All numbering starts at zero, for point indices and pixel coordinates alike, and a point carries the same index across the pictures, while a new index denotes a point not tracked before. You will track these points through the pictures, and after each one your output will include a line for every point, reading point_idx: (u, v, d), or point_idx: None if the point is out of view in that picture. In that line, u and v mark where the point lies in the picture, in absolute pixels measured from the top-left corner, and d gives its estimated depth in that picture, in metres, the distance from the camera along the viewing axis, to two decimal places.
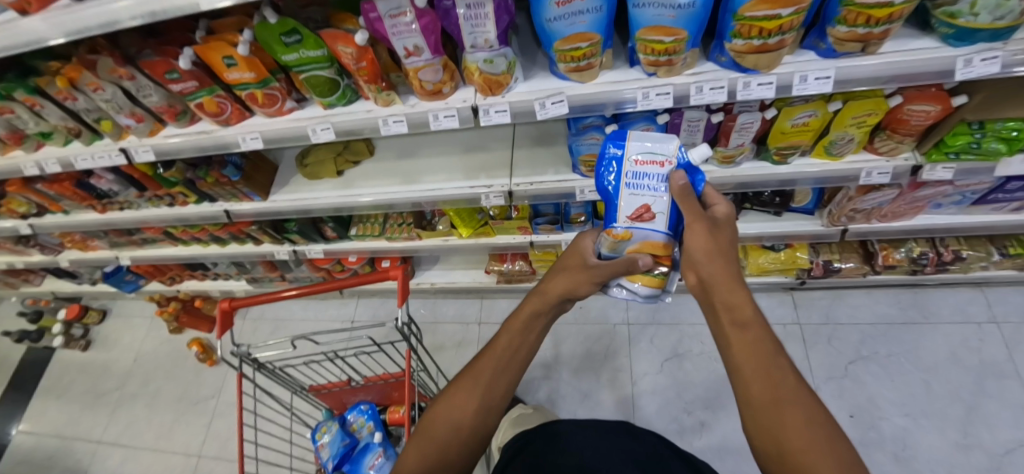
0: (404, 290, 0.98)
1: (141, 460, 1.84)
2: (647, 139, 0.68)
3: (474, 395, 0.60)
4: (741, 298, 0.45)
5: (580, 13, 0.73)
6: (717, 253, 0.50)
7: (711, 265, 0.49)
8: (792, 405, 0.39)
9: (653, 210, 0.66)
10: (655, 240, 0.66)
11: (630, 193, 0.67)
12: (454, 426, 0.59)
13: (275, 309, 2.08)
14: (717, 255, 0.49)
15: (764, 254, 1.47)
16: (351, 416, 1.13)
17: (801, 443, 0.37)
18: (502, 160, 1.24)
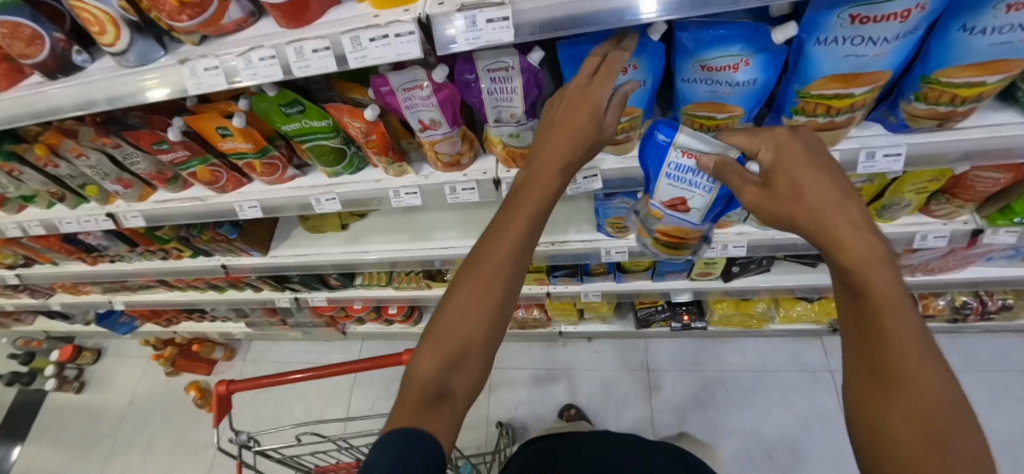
0: None
1: None
2: (702, 137, 0.62)
3: (487, 288, 0.46)
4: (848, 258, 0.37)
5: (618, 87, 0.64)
6: (830, 192, 0.41)
7: (821, 206, 0.41)
8: (906, 391, 0.33)
9: (689, 203, 0.70)
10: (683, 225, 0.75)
11: (669, 185, 0.68)
12: (467, 331, 0.45)
13: (276, 350, 1.99)
14: (829, 192, 0.41)
15: (795, 304, 1.38)
16: None
17: (903, 434, 0.32)
18: None
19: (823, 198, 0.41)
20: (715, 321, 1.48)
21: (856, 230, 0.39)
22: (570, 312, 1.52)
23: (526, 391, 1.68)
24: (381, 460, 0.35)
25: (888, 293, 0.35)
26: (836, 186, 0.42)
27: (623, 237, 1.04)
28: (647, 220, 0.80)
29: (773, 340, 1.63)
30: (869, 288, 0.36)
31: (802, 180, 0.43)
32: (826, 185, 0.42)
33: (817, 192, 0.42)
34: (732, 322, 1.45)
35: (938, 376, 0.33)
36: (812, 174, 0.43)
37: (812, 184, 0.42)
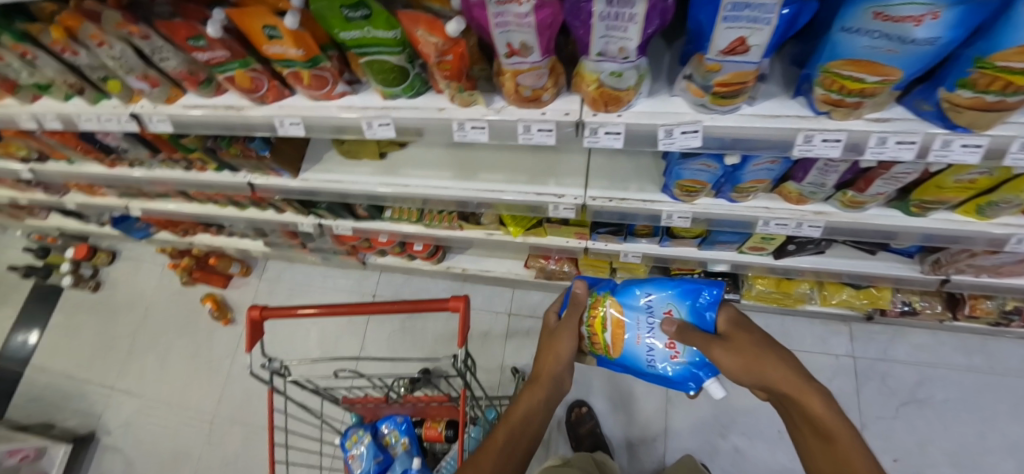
0: (463, 329, 0.81)
1: (157, 412, 1.83)
2: None
3: (520, 422, 0.74)
4: (820, 407, 0.62)
5: (650, 347, 0.81)
6: (807, 384, 0.64)
7: (797, 390, 0.64)
8: (852, 454, 0.58)
9: (749, 43, 0.54)
10: (746, 70, 0.58)
11: (726, 26, 0.52)
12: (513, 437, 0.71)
13: (293, 273, 1.97)
14: (791, 382, 0.65)
15: (841, 289, 1.31)
16: (384, 428, 1.07)
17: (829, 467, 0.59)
18: (573, 165, 1.05)
19: (809, 407, 0.63)
20: (749, 296, 1.40)
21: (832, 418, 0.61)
22: (602, 269, 1.42)
23: None
24: (810, 420, 0.62)
25: (829, 419, 0.62)
26: (777, 372, 0.65)
27: (689, 201, 0.96)
28: (696, 78, 0.62)
29: (801, 321, 1.57)
30: (815, 422, 0.62)
31: (770, 356, 0.67)
32: (791, 373, 0.65)
33: (775, 382, 0.65)
34: (767, 298, 1.39)
35: (860, 451, 0.59)
36: (780, 359, 0.67)
37: (729, 363, 0.68)
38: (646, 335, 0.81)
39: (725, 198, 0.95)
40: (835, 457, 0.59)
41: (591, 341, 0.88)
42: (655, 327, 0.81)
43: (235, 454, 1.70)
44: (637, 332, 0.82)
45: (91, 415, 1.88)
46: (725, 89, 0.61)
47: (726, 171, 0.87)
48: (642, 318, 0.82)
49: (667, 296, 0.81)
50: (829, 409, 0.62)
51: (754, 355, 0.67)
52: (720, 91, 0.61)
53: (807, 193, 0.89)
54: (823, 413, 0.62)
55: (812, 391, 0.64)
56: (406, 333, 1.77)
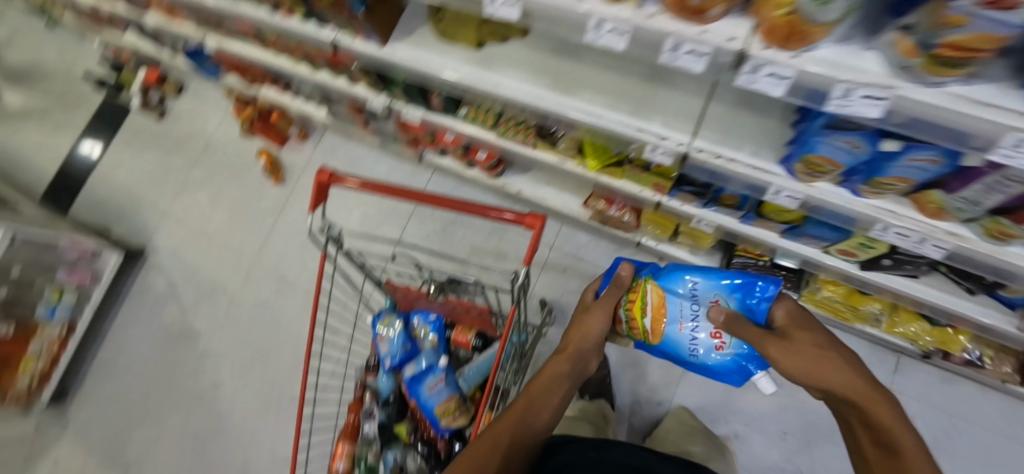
0: (533, 247, 0.77)
1: (202, 246, 1.95)
2: None
3: (543, 387, 0.82)
4: (890, 418, 0.61)
5: (693, 335, 0.88)
6: (876, 393, 0.64)
7: (864, 397, 0.64)
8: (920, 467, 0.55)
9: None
10: (998, 37, 0.42)
11: None
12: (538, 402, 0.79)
13: (347, 149, 1.95)
14: (857, 387, 0.65)
15: (915, 321, 1.21)
16: (416, 320, 1.08)
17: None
18: (687, 108, 0.93)
19: (876, 416, 0.62)
20: (809, 298, 1.31)
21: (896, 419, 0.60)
22: (664, 229, 1.33)
23: (576, 283, 1.63)
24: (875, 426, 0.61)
25: (897, 429, 0.59)
26: (841, 375, 0.66)
27: (806, 181, 0.84)
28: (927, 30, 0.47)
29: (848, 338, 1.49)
30: (879, 430, 0.61)
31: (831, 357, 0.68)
32: (852, 374, 0.66)
33: (837, 385, 0.66)
34: (828, 307, 1.30)
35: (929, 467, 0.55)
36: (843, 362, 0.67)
37: (785, 358, 0.71)
38: (689, 323, 0.88)
39: (850, 189, 0.83)
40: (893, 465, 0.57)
41: (632, 326, 0.96)
42: (699, 319, 0.88)
43: (266, 302, 1.82)
44: (677, 320, 0.89)
45: (144, 232, 2.01)
46: (950, 56, 0.46)
47: (871, 158, 0.73)
48: (685, 308, 0.89)
49: (713, 289, 0.87)
50: (893, 414, 0.61)
51: (818, 356, 0.69)
52: (942, 55, 0.47)
53: (951, 207, 0.76)
54: (889, 423, 0.60)
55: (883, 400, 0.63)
56: (445, 238, 1.77)
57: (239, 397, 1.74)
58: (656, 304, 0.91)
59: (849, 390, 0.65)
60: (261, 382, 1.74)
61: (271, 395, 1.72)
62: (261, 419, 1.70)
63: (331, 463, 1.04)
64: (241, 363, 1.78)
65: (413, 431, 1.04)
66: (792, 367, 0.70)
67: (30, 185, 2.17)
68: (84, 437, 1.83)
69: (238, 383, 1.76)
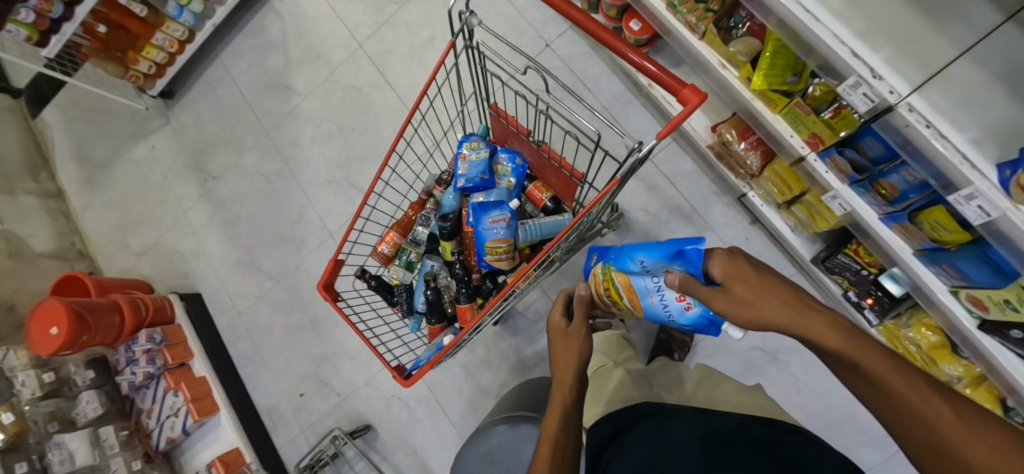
0: (673, 125, 0.68)
1: (321, 8, 1.92)
2: None
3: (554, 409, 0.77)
4: (871, 350, 0.49)
5: (665, 303, 0.86)
6: (824, 322, 0.54)
7: (819, 331, 0.53)
8: (952, 426, 0.42)
9: None
10: None
11: None
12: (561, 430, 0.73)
13: None
14: (812, 322, 0.54)
15: (988, 403, 1.05)
16: (502, 157, 1.06)
17: (929, 425, 0.43)
18: (928, 53, 0.74)
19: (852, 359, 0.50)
20: (887, 330, 1.21)
21: (881, 353, 0.49)
22: (785, 191, 1.18)
23: (654, 207, 1.54)
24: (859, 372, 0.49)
25: (883, 365, 0.48)
26: (785, 308, 0.57)
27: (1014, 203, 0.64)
28: None
29: None
30: (866, 373, 0.49)
31: (775, 299, 0.59)
32: (797, 315, 0.56)
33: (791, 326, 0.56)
34: (903, 348, 1.18)
35: (950, 416, 0.43)
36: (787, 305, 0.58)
37: (737, 314, 0.63)
38: (656, 294, 0.87)
39: None
40: (913, 414, 0.45)
41: (619, 303, 0.98)
42: (661, 288, 0.86)
43: (360, 89, 1.84)
44: (646, 293, 0.89)
45: None
46: None
47: None
48: (647, 287, 0.88)
49: (661, 262, 0.86)
50: (874, 347, 0.49)
51: (768, 303, 0.59)
52: None
53: None
54: (869, 359, 0.49)
55: (848, 329, 0.52)
56: None
57: (311, 161, 1.87)
58: (616, 278, 0.95)
59: (800, 330, 0.55)
60: (333, 158, 1.85)
61: (337, 173, 1.83)
62: (322, 190, 1.85)
63: (377, 244, 1.12)
64: (322, 134, 1.87)
65: (456, 252, 1.09)
66: (744, 317, 0.62)
67: None
68: (180, 136, 2.07)
69: (314, 150, 1.88)
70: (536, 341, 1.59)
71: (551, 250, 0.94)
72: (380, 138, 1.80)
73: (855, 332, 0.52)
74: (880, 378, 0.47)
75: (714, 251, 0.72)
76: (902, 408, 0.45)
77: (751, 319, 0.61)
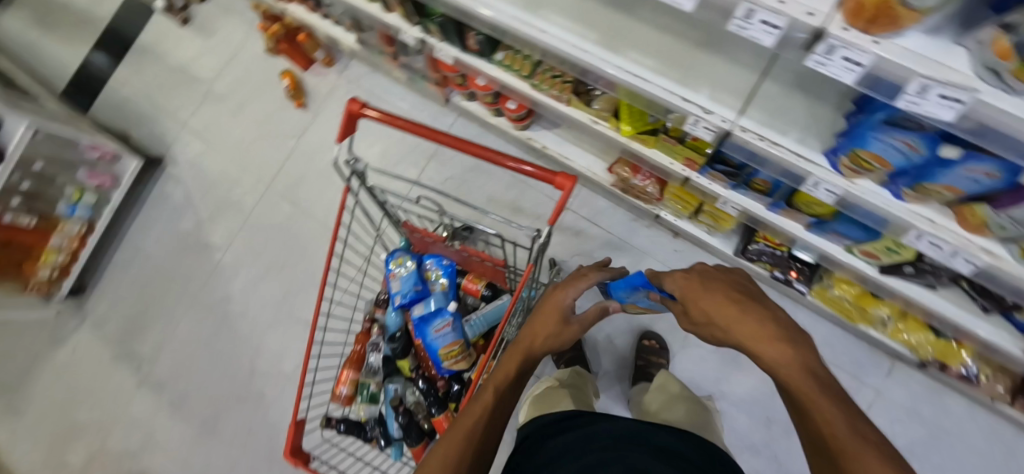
0: (559, 208, 0.75)
1: (219, 161, 1.95)
2: None
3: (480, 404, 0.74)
4: (811, 377, 0.54)
5: None
6: (783, 335, 0.58)
7: (777, 342, 0.57)
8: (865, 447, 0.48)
9: None
10: None
11: None
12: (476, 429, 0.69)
13: (372, 80, 1.89)
14: (769, 334, 0.58)
15: (921, 330, 1.20)
16: (429, 263, 1.10)
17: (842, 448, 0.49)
18: (738, 84, 0.88)
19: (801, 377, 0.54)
20: (818, 294, 1.32)
21: (811, 381, 0.54)
22: (687, 205, 1.31)
23: (587, 247, 1.63)
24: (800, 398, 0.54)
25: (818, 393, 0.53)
26: (755, 317, 0.60)
27: (849, 177, 0.81)
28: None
29: (849, 337, 1.50)
30: (805, 395, 0.54)
31: (728, 318, 0.62)
32: (757, 324, 0.59)
33: (750, 334, 0.59)
34: (836, 304, 1.30)
35: (865, 442, 0.49)
36: (737, 320, 0.61)
37: (705, 328, 0.66)
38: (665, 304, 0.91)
39: (893, 191, 0.80)
40: (838, 436, 0.50)
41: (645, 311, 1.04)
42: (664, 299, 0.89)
43: (280, 225, 1.85)
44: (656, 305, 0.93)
45: (162, 141, 2.01)
46: None
47: (925, 163, 0.70)
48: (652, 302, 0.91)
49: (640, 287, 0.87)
50: (815, 375, 0.54)
51: (738, 307, 0.62)
52: None
53: (994, 225, 0.74)
54: (813, 385, 0.54)
55: (801, 347, 0.57)
56: (462, 185, 1.76)
57: (249, 310, 1.82)
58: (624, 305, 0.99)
59: (747, 347, 0.60)
60: (271, 300, 1.81)
61: (279, 314, 1.79)
62: (268, 335, 1.78)
63: (335, 387, 1.10)
64: (253, 279, 1.84)
65: (415, 368, 1.09)
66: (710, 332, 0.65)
67: (50, 77, 2.14)
68: (101, 329, 1.94)
69: (249, 298, 1.83)
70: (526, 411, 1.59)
71: (499, 338, 0.97)
72: (314, 266, 1.79)
73: (803, 349, 0.57)
74: (817, 400, 0.53)
75: (673, 272, 0.75)
76: (832, 432, 0.51)
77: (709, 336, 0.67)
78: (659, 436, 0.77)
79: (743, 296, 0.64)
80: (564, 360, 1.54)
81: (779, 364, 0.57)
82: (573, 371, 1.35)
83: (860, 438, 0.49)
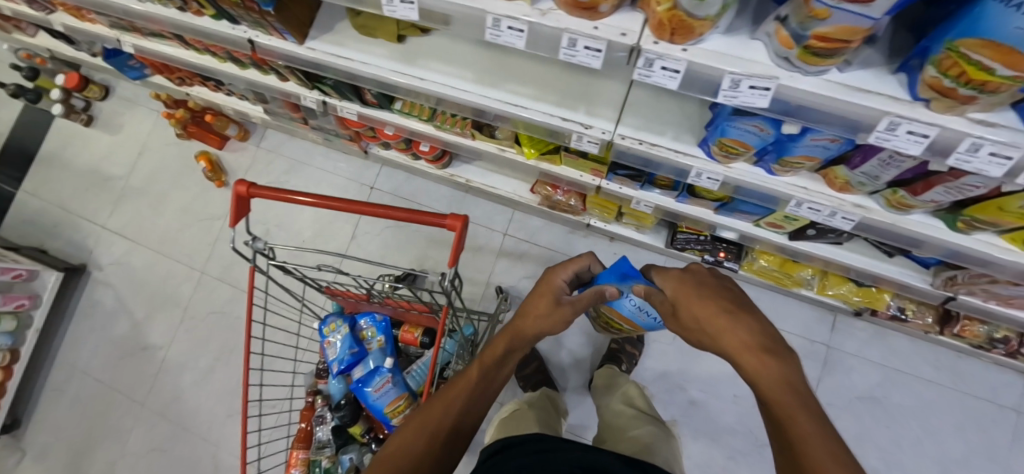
0: (456, 249, 0.77)
1: (146, 258, 1.87)
2: None
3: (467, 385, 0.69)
4: (785, 386, 0.51)
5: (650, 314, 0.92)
6: (763, 341, 0.56)
7: (753, 350, 0.55)
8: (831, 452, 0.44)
9: None
10: (859, 26, 0.43)
11: None
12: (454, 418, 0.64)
13: (292, 146, 1.88)
14: (746, 339, 0.57)
15: (843, 283, 1.27)
16: (362, 322, 1.09)
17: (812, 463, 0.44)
18: (611, 96, 0.93)
19: (773, 378, 0.52)
20: (748, 268, 1.38)
21: (788, 391, 0.50)
22: (608, 211, 1.36)
23: (532, 267, 1.66)
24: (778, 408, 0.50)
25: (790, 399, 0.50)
26: (736, 320, 0.59)
27: (724, 163, 0.86)
28: (799, 22, 0.48)
29: (792, 301, 1.56)
30: (775, 403, 0.50)
31: (715, 325, 0.60)
32: (739, 333, 0.58)
33: (731, 341, 0.58)
34: (766, 275, 1.36)
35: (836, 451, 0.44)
36: (722, 325, 0.59)
37: (690, 332, 0.67)
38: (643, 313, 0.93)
39: (765, 168, 0.86)
40: (810, 447, 0.45)
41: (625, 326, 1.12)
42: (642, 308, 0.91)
43: (221, 310, 1.78)
44: (635, 315, 0.95)
45: (82, 248, 1.92)
46: (822, 46, 0.48)
47: (777, 140, 0.75)
48: (634, 308, 0.92)
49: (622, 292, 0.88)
50: (794, 382, 0.51)
51: (723, 312, 0.61)
52: (822, 50, 0.49)
53: (855, 182, 0.80)
54: (784, 390, 0.51)
55: (781, 352, 0.54)
56: (399, 232, 1.76)
57: (202, 406, 1.72)
58: (615, 316, 1.06)
59: (731, 355, 0.58)
60: (224, 390, 1.72)
61: (235, 403, 1.70)
62: (227, 427, 1.69)
63: (287, 472, 1.05)
64: (201, 372, 1.75)
65: (367, 432, 1.05)
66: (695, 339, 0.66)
67: None
68: (42, 463, 1.79)
69: (200, 393, 1.73)
70: None
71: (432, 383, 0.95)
72: None
73: (784, 356, 0.54)
74: (789, 406, 0.49)
75: (669, 269, 0.74)
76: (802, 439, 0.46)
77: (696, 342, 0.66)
78: (602, 458, 0.69)
79: (734, 301, 0.63)
80: (528, 384, 1.54)
81: (755, 369, 0.54)
82: (540, 394, 1.34)
83: (833, 448, 0.44)
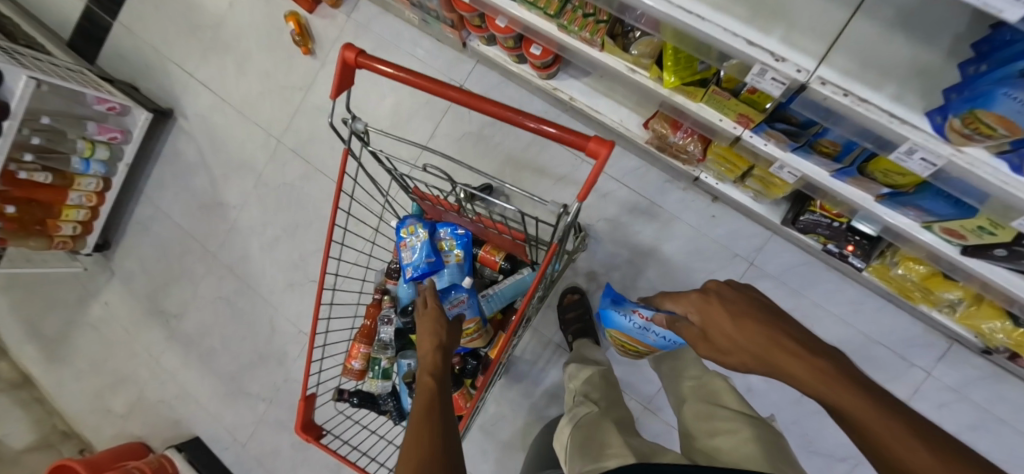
0: (589, 183, 0.63)
1: (228, 116, 1.86)
2: None
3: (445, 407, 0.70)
4: (849, 389, 0.52)
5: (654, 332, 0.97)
6: (804, 353, 0.57)
7: (809, 363, 0.56)
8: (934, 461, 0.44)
9: None
10: None
11: None
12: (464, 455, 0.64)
13: (383, 24, 1.72)
14: (791, 361, 0.57)
15: (997, 318, 1.02)
16: (442, 233, 1.01)
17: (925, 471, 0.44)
18: (820, 23, 0.70)
19: (840, 399, 0.52)
20: (877, 271, 1.18)
21: (857, 392, 0.51)
22: (733, 168, 1.16)
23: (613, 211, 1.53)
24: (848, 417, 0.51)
25: (867, 410, 0.50)
26: (765, 332, 0.61)
27: (957, 143, 0.60)
28: None
29: (903, 316, 1.36)
30: (854, 417, 0.50)
31: (748, 338, 0.61)
32: (771, 346, 0.59)
33: (778, 367, 0.58)
34: (899, 284, 1.16)
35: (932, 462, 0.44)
36: (760, 344, 0.60)
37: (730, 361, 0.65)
38: (647, 332, 0.98)
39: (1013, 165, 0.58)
40: (904, 449, 0.46)
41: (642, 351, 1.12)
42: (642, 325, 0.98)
43: (293, 183, 1.78)
44: (640, 333, 1.00)
45: (170, 94, 1.94)
46: None
47: None
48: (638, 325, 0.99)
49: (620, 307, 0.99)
50: (856, 388, 0.52)
51: (753, 323, 0.62)
52: None
53: None
54: (857, 401, 0.51)
55: (827, 362, 0.55)
56: (480, 142, 1.64)
57: (266, 270, 1.81)
58: (620, 337, 1.12)
59: (783, 374, 0.58)
60: (288, 261, 1.78)
61: (295, 275, 1.77)
62: (286, 295, 1.78)
63: (348, 361, 1.06)
64: (268, 240, 1.81)
65: None
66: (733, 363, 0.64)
67: (55, 26, 2.05)
68: (128, 286, 1.98)
69: (266, 258, 1.81)
70: (543, 380, 1.60)
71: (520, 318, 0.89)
72: None
73: (836, 369, 0.54)
74: (873, 422, 0.49)
75: (686, 292, 0.73)
76: (892, 441, 0.47)
77: (735, 364, 0.65)
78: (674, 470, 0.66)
79: (756, 312, 0.64)
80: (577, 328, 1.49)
81: (813, 385, 0.55)
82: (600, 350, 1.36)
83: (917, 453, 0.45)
